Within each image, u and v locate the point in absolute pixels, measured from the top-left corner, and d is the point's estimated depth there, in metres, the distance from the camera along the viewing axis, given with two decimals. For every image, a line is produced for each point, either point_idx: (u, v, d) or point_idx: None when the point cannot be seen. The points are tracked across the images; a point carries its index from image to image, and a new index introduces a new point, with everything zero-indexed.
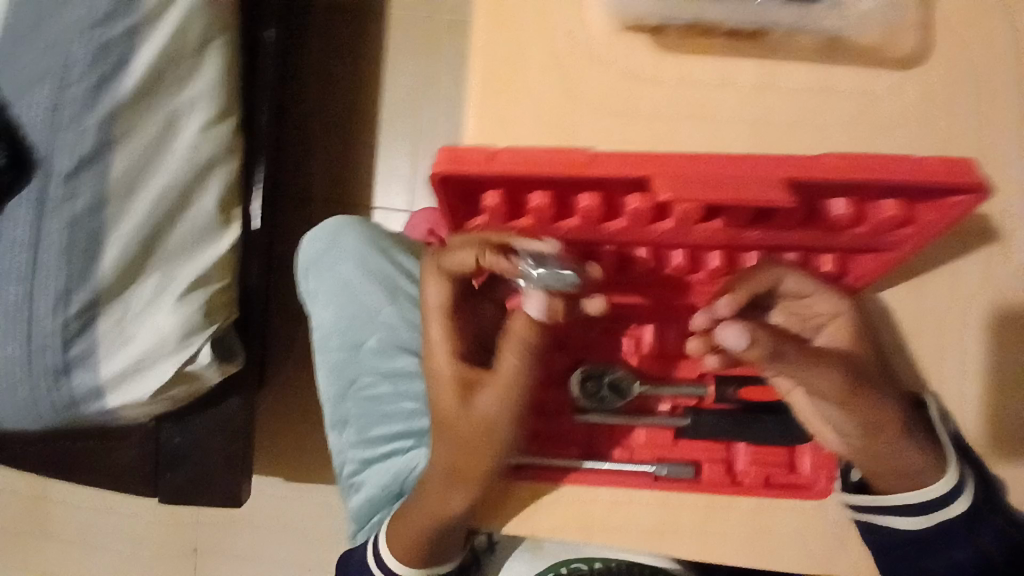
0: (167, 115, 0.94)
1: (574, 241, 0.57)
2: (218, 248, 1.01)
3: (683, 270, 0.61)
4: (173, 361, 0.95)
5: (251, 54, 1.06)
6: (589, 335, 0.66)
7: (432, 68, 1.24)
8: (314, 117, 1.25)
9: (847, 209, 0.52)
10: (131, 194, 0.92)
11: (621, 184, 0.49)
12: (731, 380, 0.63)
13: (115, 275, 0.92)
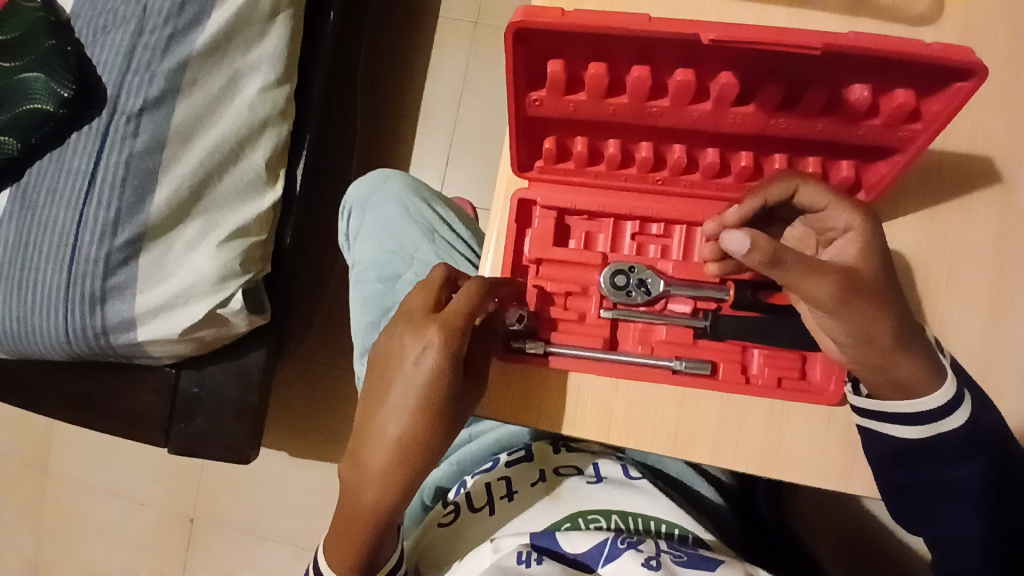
0: (233, 70, 1.01)
1: (614, 124, 0.58)
2: (260, 205, 1.05)
3: (714, 169, 0.61)
4: (205, 301, 0.98)
5: (314, 30, 1.13)
6: (616, 238, 0.65)
7: (473, 68, 1.33)
8: (369, 96, 1.34)
9: (863, 93, 0.53)
10: (187, 140, 0.98)
11: (683, 48, 0.51)
12: (751, 284, 0.61)
13: (163, 215, 0.96)
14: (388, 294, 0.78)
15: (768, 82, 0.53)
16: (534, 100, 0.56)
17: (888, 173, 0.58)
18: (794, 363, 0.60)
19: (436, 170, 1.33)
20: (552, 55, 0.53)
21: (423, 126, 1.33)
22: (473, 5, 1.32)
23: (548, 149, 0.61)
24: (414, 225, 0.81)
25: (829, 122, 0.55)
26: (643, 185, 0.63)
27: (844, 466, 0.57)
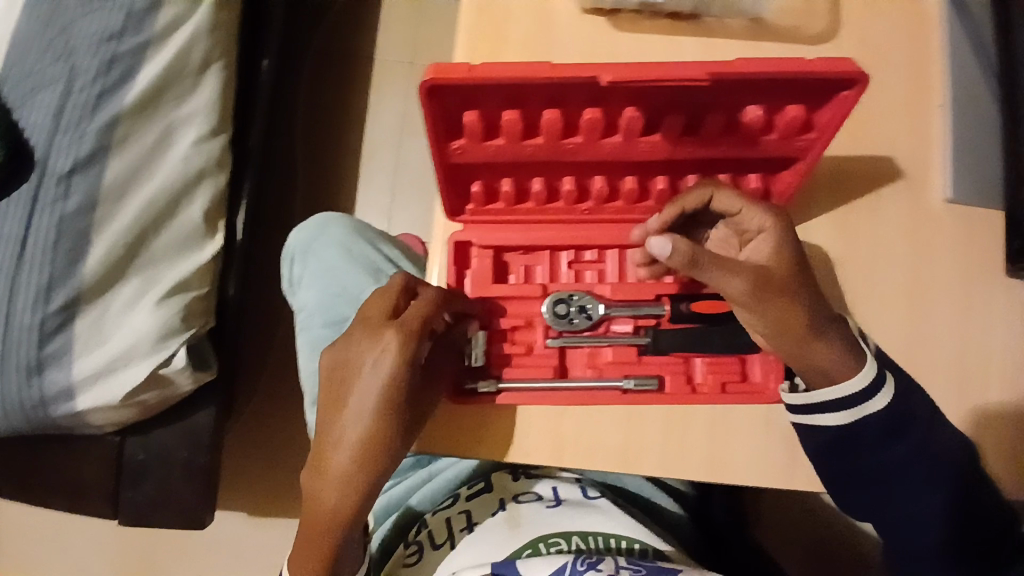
0: (164, 126, 1.00)
1: (537, 163, 0.60)
2: (200, 258, 1.03)
3: (634, 194, 0.63)
4: (147, 359, 0.94)
5: (249, 80, 1.13)
6: (553, 267, 0.66)
7: (411, 109, 1.34)
8: (309, 139, 1.34)
9: (756, 114, 0.56)
10: (121, 198, 0.96)
11: (588, 90, 0.53)
12: (684, 297, 0.63)
13: (98, 275, 0.93)
14: (334, 338, 0.76)
15: (671, 112, 0.57)
16: (456, 149, 0.58)
17: (793, 182, 0.61)
18: (733, 367, 0.62)
19: (381, 210, 1.33)
20: (467, 107, 0.55)
21: (365, 167, 1.34)
22: (407, 48, 1.35)
23: (476, 193, 0.63)
24: (350, 259, 0.80)
25: (731, 143, 0.59)
26: (571, 216, 0.65)
27: (788, 463, 0.59)
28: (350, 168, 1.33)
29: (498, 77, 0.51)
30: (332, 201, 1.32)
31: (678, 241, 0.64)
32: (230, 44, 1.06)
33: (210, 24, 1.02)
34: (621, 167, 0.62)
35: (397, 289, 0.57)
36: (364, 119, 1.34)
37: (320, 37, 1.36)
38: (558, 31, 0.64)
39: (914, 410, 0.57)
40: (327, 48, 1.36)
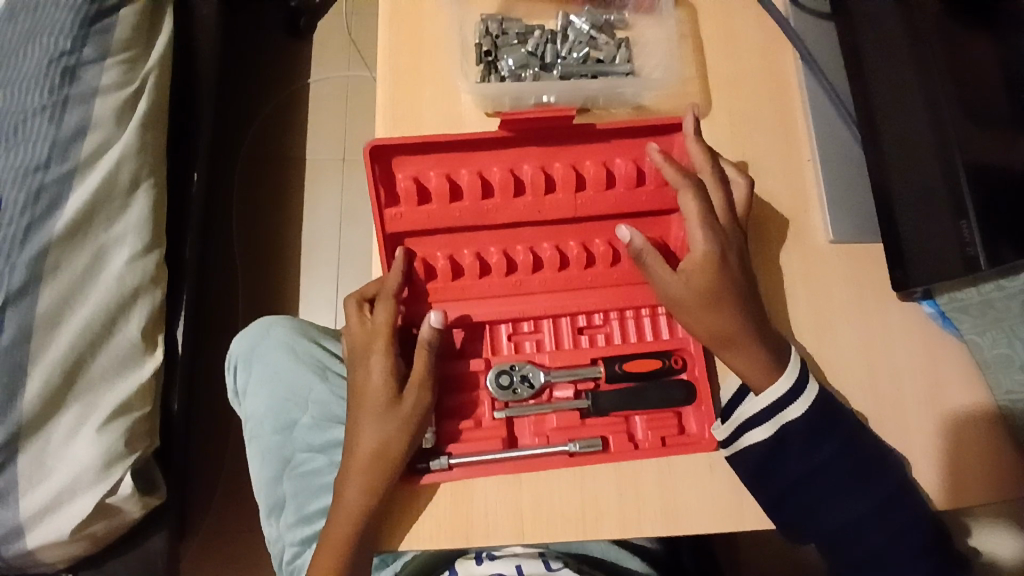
0: (95, 251, 1.00)
1: (463, 231, 0.64)
2: (139, 375, 1.00)
3: (555, 261, 0.67)
4: (94, 486, 0.91)
5: (179, 194, 1.15)
6: (495, 342, 0.67)
7: (348, 202, 1.38)
8: (248, 240, 1.36)
9: (627, 165, 0.64)
10: (55, 325, 0.93)
11: (492, 144, 0.62)
12: (618, 358, 0.65)
13: (37, 408, 0.89)
14: (285, 444, 0.77)
15: (558, 160, 0.64)
16: (392, 215, 0.62)
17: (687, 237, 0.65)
18: (671, 420, 0.65)
19: (327, 300, 1.34)
20: (399, 168, 0.62)
21: (307, 262, 1.35)
22: (338, 144, 1.40)
23: (415, 268, 0.65)
24: (287, 356, 0.80)
25: (619, 193, 0.64)
26: (501, 291, 0.66)
27: (735, 503, 0.61)
28: (292, 264, 1.35)
29: (417, 141, 0.59)
30: (276, 299, 1.33)
31: (606, 305, 0.66)
32: (159, 162, 1.08)
33: (136, 145, 1.04)
34: (537, 230, 0.66)
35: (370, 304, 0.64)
36: (302, 216, 1.37)
37: (250, 143, 1.40)
38: (458, 123, 0.63)
39: (834, 433, 0.60)
40: (257, 152, 1.40)
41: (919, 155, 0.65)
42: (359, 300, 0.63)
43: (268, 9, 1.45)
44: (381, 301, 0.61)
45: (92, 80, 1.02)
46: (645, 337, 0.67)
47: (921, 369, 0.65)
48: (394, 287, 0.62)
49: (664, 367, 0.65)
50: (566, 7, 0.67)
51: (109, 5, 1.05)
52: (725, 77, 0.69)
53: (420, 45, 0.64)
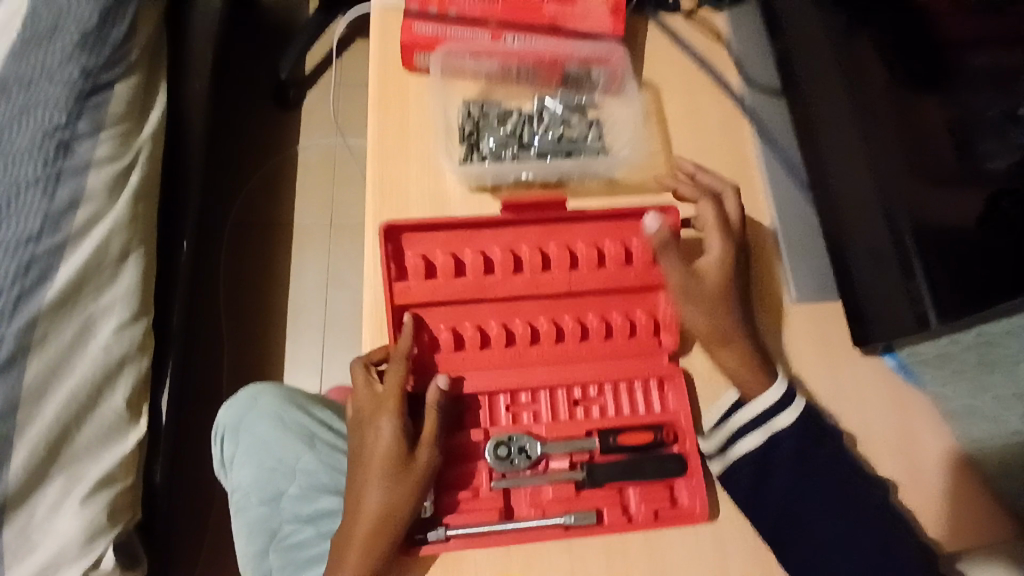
0: (83, 320, 0.99)
1: (463, 304, 0.64)
2: (122, 447, 0.99)
3: (552, 333, 0.66)
4: (78, 560, 0.89)
5: (168, 263, 1.16)
6: (492, 412, 0.64)
7: (335, 265, 1.41)
8: (236, 303, 1.37)
9: (616, 246, 0.66)
10: (40, 398, 0.91)
11: (494, 226, 0.64)
12: (613, 430, 0.64)
13: (23, 481, 0.87)
14: (272, 515, 0.77)
15: (551, 241, 0.65)
16: (400, 287, 0.62)
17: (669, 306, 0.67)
18: (664, 492, 0.64)
19: (313, 365, 1.35)
20: (408, 246, 0.62)
21: (293, 326, 1.37)
22: (326, 212, 1.44)
23: (423, 342, 0.63)
24: (272, 424, 0.80)
25: (610, 271, 0.66)
26: (501, 363, 0.64)
27: (718, 563, 0.62)
28: (278, 327, 1.37)
29: (423, 225, 0.61)
30: (261, 363, 1.34)
31: (601, 377, 0.66)
32: (149, 232, 1.10)
33: (128, 217, 1.05)
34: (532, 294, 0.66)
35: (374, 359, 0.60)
36: (289, 279, 1.40)
37: (240, 209, 1.44)
38: (444, 196, 0.66)
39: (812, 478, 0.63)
40: (247, 217, 1.43)
41: (868, 220, 0.70)
42: (365, 364, 0.59)
43: (256, 82, 1.51)
44: (392, 364, 0.58)
45: (86, 153, 1.02)
46: (638, 410, 0.67)
47: (896, 417, 0.68)
48: (406, 349, 0.58)
49: (656, 440, 0.64)
50: (541, 90, 0.72)
51: (104, 80, 1.05)
52: (692, 149, 0.74)
53: (407, 125, 0.68)
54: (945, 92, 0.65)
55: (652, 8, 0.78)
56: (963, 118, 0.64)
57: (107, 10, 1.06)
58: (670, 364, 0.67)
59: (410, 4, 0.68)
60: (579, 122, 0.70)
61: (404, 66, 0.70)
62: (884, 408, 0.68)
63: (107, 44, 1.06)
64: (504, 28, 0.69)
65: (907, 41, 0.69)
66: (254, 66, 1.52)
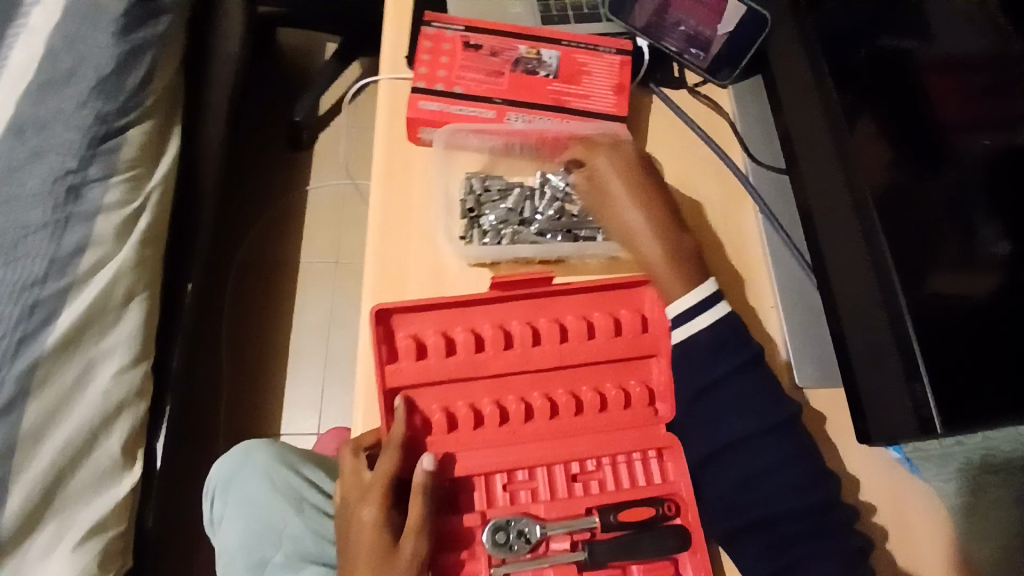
0: (83, 360, 0.97)
1: (456, 383, 0.63)
2: (116, 492, 0.98)
3: (547, 408, 0.64)
4: None
5: (171, 304, 1.16)
6: (489, 492, 0.62)
7: (338, 304, 1.42)
8: (241, 339, 1.39)
9: (605, 318, 0.65)
10: (38, 441, 0.90)
11: (482, 301, 0.63)
12: (613, 507, 0.62)
13: (15, 526, 0.86)
14: None
15: (542, 315, 0.65)
16: (392, 369, 0.61)
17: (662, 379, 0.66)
18: (668, 569, 0.62)
19: (311, 405, 1.35)
20: (399, 326, 0.62)
21: (294, 365, 1.38)
22: (331, 252, 1.45)
23: (415, 423, 0.62)
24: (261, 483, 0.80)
25: (599, 343, 0.65)
26: (497, 442, 0.62)
27: None
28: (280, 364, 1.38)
29: (411, 305, 0.61)
30: (259, 403, 1.35)
31: (597, 453, 0.63)
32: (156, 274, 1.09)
33: (134, 261, 1.04)
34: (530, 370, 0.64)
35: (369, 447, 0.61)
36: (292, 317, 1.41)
37: (249, 244, 1.45)
38: (443, 268, 0.66)
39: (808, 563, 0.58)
40: (256, 253, 1.45)
41: (861, 276, 0.64)
42: (355, 450, 0.60)
43: (270, 124, 1.53)
44: (385, 450, 0.58)
45: (97, 199, 1.01)
46: (637, 482, 0.64)
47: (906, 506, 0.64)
48: (400, 437, 0.59)
49: (657, 515, 0.62)
50: (543, 164, 0.72)
51: (118, 125, 1.05)
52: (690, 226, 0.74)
53: (410, 198, 0.69)
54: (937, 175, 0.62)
55: (656, 84, 0.79)
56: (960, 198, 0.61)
57: (124, 53, 1.06)
58: (668, 435, 0.64)
59: (417, 83, 0.70)
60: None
61: (410, 139, 0.71)
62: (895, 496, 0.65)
63: (124, 90, 1.06)
64: (509, 107, 0.70)
65: (902, 117, 0.66)
66: (269, 105, 1.54)
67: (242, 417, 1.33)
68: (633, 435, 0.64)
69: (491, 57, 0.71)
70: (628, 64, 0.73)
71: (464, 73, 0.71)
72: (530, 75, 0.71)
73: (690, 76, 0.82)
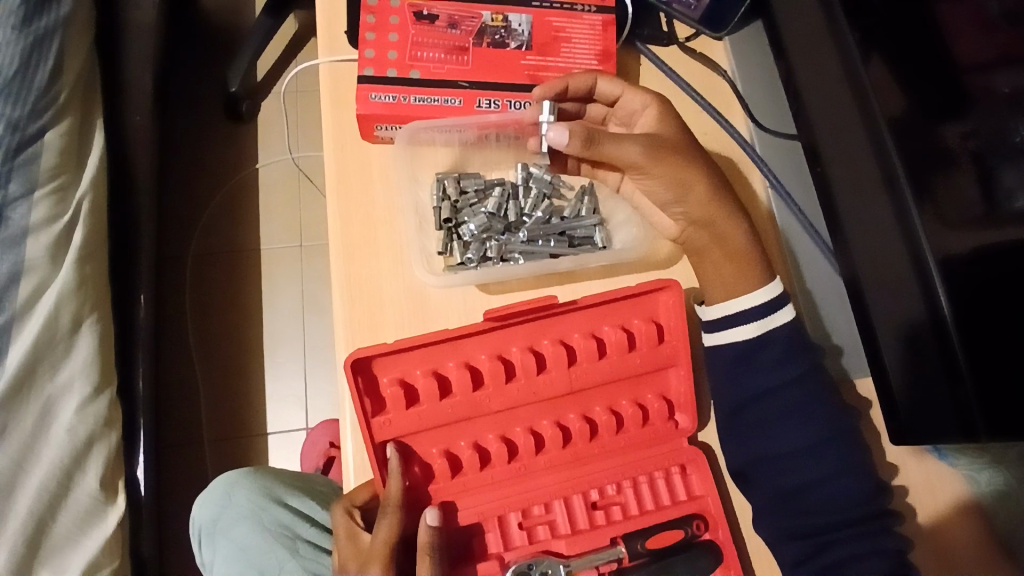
0: (21, 381, 0.76)
1: (459, 421, 0.59)
2: (104, 529, 0.79)
3: (560, 438, 0.60)
4: None
5: (123, 312, 0.93)
6: (505, 533, 0.58)
7: (310, 289, 1.21)
8: (209, 329, 1.17)
9: (616, 332, 0.61)
10: (11, 491, 0.73)
11: (479, 332, 0.58)
12: (639, 534, 0.58)
13: None
14: None
15: (545, 337, 0.61)
16: (380, 422, 0.57)
17: (686, 389, 0.62)
18: None
19: (297, 401, 1.16)
20: (382, 373, 0.57)
21: (272, 360, 1.17)
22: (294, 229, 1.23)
23: (414, 474, 0.58)
24: (258, 525, 0.73)
25: (611, 361, 0.61)
26: (506, 480, 0.59)
27: None
28: (254, 359, 1.17)
29: (407, 345, 0.56)
30: (239, 408, 1.14)
31: (617, 478, 0.61)
32: (104, 292, 0.86)
33: (76, 283, 0.81)
34: (537, 394, 0.60)
35: (362, 502, 0.56)
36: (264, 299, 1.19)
37: (201, 218, 1.22)
38: (423, 290, 0.61)
39: (869, 559, 0.56)
40: (213, 226, 1.22)
41: (892, 256, 0.61)
42: (348, 509, 0.56)
43: (212, 78, 1.29)
44: (382, 513, 0.53)
45: (21, 220, 0.79)
46: (661, 502, 0.61)
47: (946, 493, 0.62)
48: (399, 495, 0.54)
49: (687, 536, 0.59)
50: (523, 152, 0.68)
51: (33, 131, 0.81)
52: None
53: (375, 211, 0.62)
54: (964, 120, 0.55)
55: (643, 42, 0.71)
56: (987, 147, 0.54)
57: (25, 50, 0.82)
58: (691, 448, 0.61)
59: (365, 69, 0.63)
60: (570, 193, 0.69)
61: (363, 137, 0.64)
62: (930, 485, 0.62)
63: (32, 89, 0.82)
64: (476, 91, 0.64)
65: (915, 58, 0.59)
66: (206, 58, 1.30)
67: (219, 417, 1.13)
68: (656, 454, 0.61)
69: (449, 29, 0.65)
70: (612, 22, 0.67)
71: (419, 51, 0.64)
72: (499, 48, 0.65)
73: (680, 29, 0.73)
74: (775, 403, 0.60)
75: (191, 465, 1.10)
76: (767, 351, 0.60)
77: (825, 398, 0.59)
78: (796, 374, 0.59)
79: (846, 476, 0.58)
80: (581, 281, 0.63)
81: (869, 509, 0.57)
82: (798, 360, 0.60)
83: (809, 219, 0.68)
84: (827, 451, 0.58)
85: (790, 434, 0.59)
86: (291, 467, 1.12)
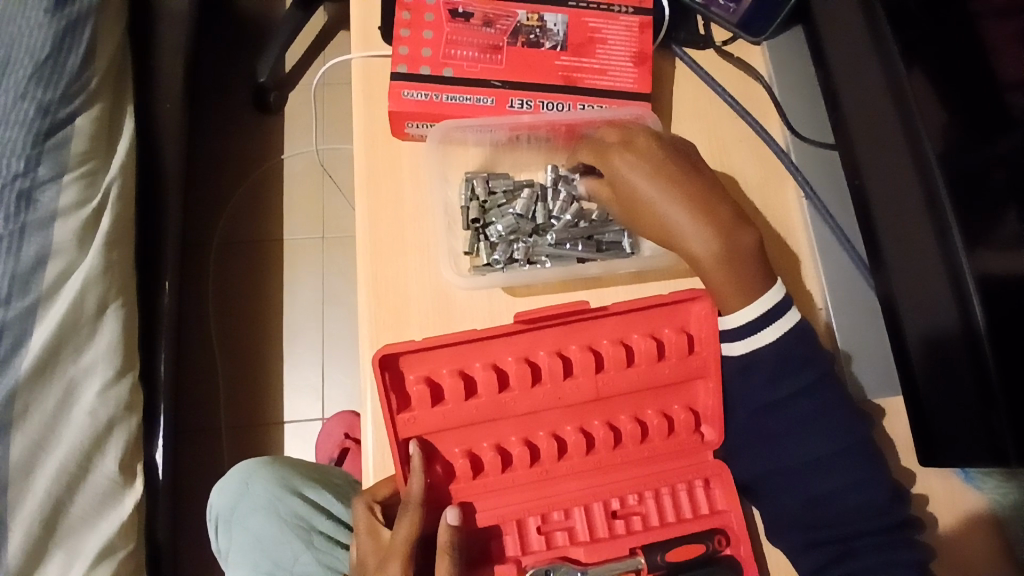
0: (48, 361, 0.77)
1: (482, 422, 0.59)
2: (119, 513, 0.80)
3: (583, 445, 0.60)
4: None
5: (147, 298, 0.93)
6: (524, 537, 0.58)
7: (330, 280, 1.21)
8: (230, 317, 1.18)
9: (646, 340, 0.61)
10: (29, 475, 0.73)
11: (509, 334, 0.58)
12: (662, 545, 0.58)
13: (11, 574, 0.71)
14: None
15: (573, 342, 0.60)
16: (405, 418, 0.57)
17: (713, 402, 0.61)
18: None
19: (314, 391, 1.16)
20: (409, 369, 0.57)
21: (290, 350, 1.18)
22: (317, 221, 1.23)
23: (436, 473, 0.58)
24: (277, 514, 0.74)
25: (639, 369, 0.61)
26: (527, 484, 0.59)
27: None
28: (275, 349, 1.18)
29: (437, 343, 0.55)
30: (254, 398, 1.15)
31: (639, 487, 0.60)
32: (130, 279, 0.87)
33: (102, 267, 0.82)
34: (561, 398, 0.59)
35: (385, 495, 0.56)
36: (285, 289, 1.20)
37: (225, 206, 1.23)
38: (448, 292, 0.60)
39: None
40: (238, 214, 1.23)
41: (928, 273, 0.60)
42: (369, 504, 0.56)
43: (243, 69, 1.30)
44: (403, 512, 0.53)
45: (51, 202, 0.80)
46: (683, 514, 0.61)
47: (977, 515, 0.60)
48: (420, 494, 0.53)
49: (708, 551, 0.58)
50: (554, 154, 0.68)
51: (64, 116, 0.82)
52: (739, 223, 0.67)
53: (404, 209, 0.62)
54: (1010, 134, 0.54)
55: (679, 46, 0.70)
56: None
57: (58, 34, 0.83)
58: (715, 461, 0.61)
59: (398, 66, 0.63)
60: None
61: (394, 134, 0.64)
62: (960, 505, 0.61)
63: (63, 73, 0.83)
64: (509, 91, 0.64)
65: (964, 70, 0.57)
66: (237, 49, 1.31)
67: (236, 403, 1.14)
68: (680, 465, 0.60)
69: (484, 28, 0.64)
70: (649, 24, 0.66)
71: (452, 50, 0.63)
72: (534, 48, 0.64)
73: (718, 34, 0.72)
74: (783, 414, 0.58)
75: (208, 447, 1.12)
76: (780, 358, 0.57)
77: (838, 405, 0.57)
78: (806, 383, 0.57)
79: (877, 495, 0.56)
80: (609, 286, 0.63)
81: (886, 519, 0.56)
82: (809, 367, 0.57)
83: (844, 231, 0.67)
84: (844, 463, 0.57)
85: (801, 444, 0.57)
86: (306, 457, 1.13)
